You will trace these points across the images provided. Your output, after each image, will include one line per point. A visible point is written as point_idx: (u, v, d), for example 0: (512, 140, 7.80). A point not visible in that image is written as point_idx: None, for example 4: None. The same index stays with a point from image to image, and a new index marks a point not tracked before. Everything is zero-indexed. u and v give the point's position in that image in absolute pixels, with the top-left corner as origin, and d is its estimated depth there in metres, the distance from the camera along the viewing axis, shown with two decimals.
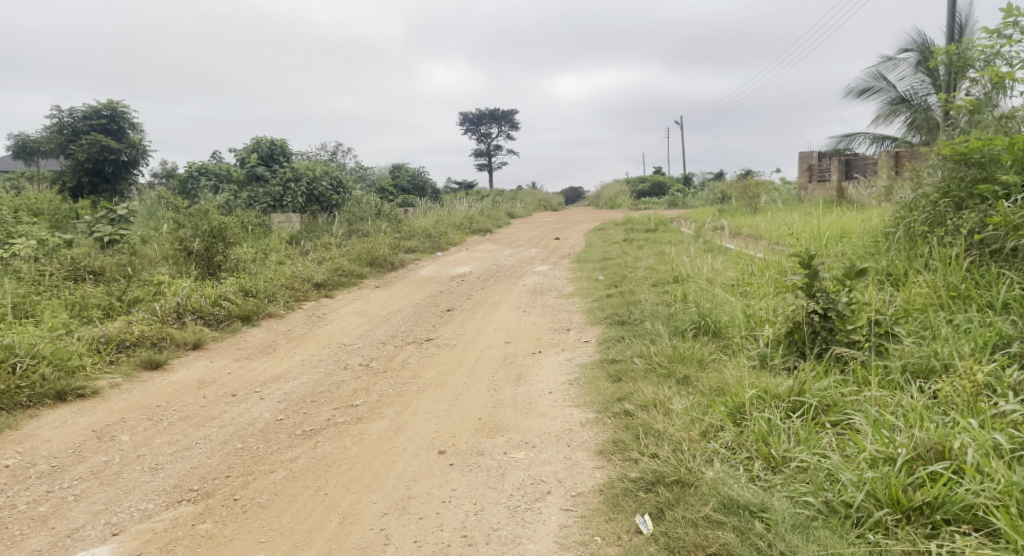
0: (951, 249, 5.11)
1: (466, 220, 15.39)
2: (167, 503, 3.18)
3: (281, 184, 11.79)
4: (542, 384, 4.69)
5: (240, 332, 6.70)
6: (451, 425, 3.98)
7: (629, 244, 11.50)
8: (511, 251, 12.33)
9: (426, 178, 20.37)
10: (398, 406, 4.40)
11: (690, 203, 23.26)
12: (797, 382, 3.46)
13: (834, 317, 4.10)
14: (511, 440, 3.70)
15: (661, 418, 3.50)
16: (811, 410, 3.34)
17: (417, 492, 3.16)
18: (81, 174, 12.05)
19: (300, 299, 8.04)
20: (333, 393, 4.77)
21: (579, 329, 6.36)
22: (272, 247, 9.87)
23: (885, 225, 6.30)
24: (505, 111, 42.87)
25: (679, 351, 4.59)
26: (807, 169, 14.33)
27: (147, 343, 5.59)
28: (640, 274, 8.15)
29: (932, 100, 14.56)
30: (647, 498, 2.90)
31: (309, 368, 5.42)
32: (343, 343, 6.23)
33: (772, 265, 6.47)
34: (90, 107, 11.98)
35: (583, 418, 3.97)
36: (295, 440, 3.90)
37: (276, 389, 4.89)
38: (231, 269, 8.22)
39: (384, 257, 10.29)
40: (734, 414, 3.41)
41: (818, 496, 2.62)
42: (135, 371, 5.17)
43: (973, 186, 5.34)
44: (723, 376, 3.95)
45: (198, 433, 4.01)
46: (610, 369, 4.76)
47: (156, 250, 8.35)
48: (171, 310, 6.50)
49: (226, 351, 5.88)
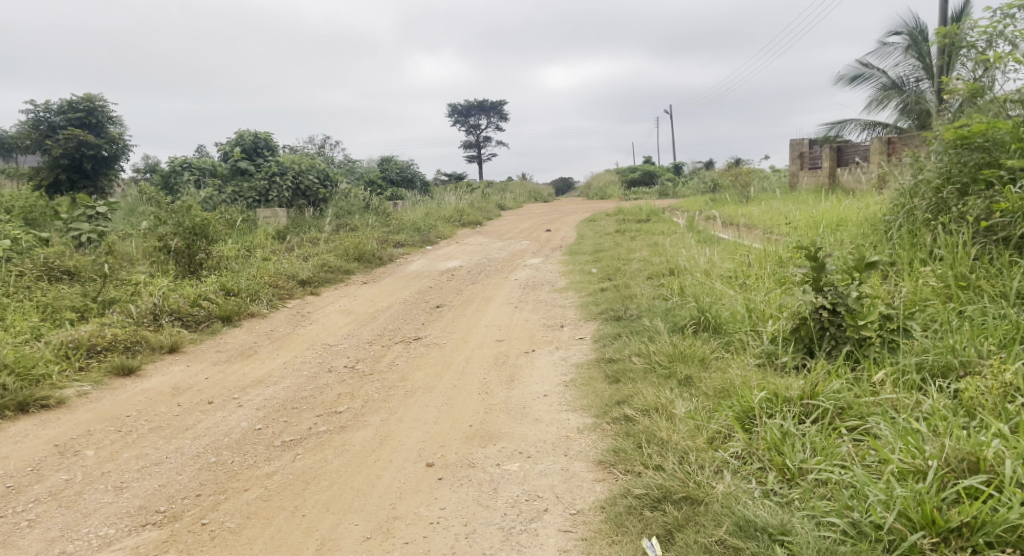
0: (958, 236, 4.90)
1: (455, 214, 15.09)
2: (130, 528, 2.93)
3: (266, 178, 11.51)
4: (536, 387, 4.45)
5: (221, 333, 6.42)
6: (440, 434, 3.73)
7: (621, 235, 11.29)
8: (502, 243, 12.07)
9: (415, 171, 19.97)
10: (384, 412, 4.15)
11: (682, 192, 23.09)
12: (809, 383, 3.24)
13: (843, 312, 3.87)
14: (504, 449, 3.47)
15: (665, 424, 3.27)
16: (826, 414, 3.12)
17: (403, 512, 2.92)
18: (58, 170, 11.67)
19: (284, 298, 7.76)
20: (315, 399, 4.52)
21: (574, 325, 6.13)
22: (257, 244, 9.59)
23: (884, 212, 6.08)
24: (494, 103, 42.47)
25: (679, 349, 4.37)
26: (798, 157, 14.25)
27: (120, 348, 5.30)
28: (634, 267, 7.93)
29: (926, 85, 14.37)
30: (653, 518, 2.67)
31: (291, 372, 5.17)
32: (327, 344, 5.97)
33: (769, 255, 6.25)
34: (66, 101, 11.62)
35: (580, 423, 3.74)
36: (273, 452, 3.64)
37: (256, 395, 4.63)
38: (213, 266, 7.93)
39: (372, 252, 10.02)
40: (742, 418, 3.20)
41: (843, 515, 2.40)
42: (106, 379, 4.89)
43: (977, 170, 5.14)
44: (728, 376, 3.73)
45: (169, 446, 3.75)
46: (607, 369, 4.53)
47: (134, 248, 8.03)
48: (148, 311, 6.20)
49: (205, 354, 5.60)
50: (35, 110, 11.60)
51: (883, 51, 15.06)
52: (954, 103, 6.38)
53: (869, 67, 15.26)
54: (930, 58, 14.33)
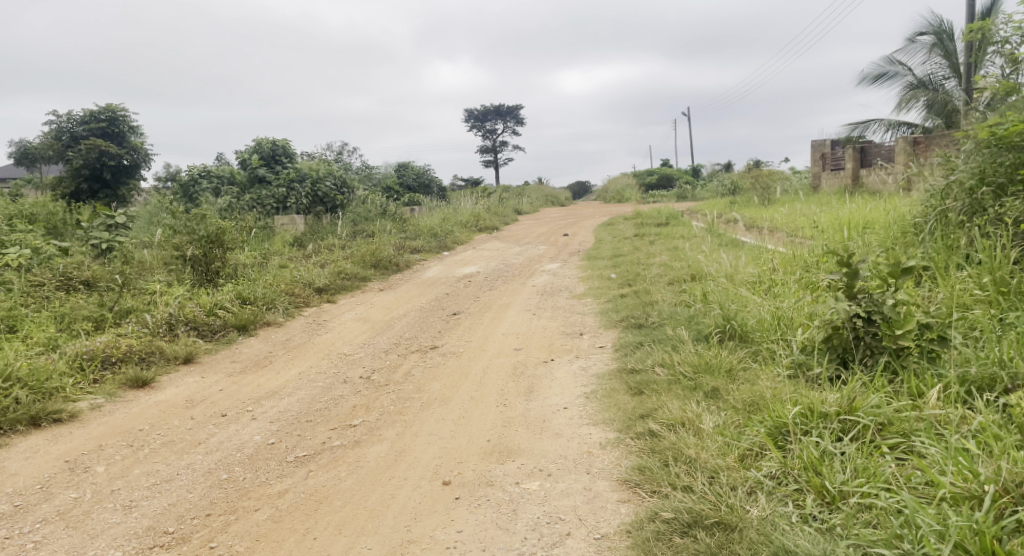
0: (996, 239, 4.71)
1: (472, 218, 15.00)
2: (138, 551, 2.85)
3: (285, 185, 11.48)
4: (556, 399, 4.32)
5: (237, 343, 6.35)
6: (457, 449, 3.61)
7: (640, 239, 11.13)
8: (519, 249, 11.95)
9: (432, 176, 19.93)
10: (400, 426, 4.03)
11: (701, 195, 22.87)
12: (846, 398, 3.10)
13: (879, 321, 3.70)
14: (523, 467, 3.34)
15: (693, 441, 3.13)
16: (865, 431, 2.98)
17: (418, 536, 2.81)
18: (79, 180, 11.75)
19: (301, 306, 7.68)
20: (330, 411, 4.41)
21: (594, 332, 5.98)
22: (274, 251, 9.55)
23: (913, 214, 5.89)
24: (510, 107, 42.42)
25: (705, 360, 4.22)
26: (820, 158, 13.98)
27: (135, 359, 5.24)
28: (654, 272, 7.78)
29: (953, 84, 14.11)
30: (684, 543, 2.54)
31: (306, 383, 5.06)
32: (343, 353, 5.88)
33: (794, 260, 6.06)
34: (88, 111, 11.76)
35: (603, 438, 3.60)
36: (285, 468, 3.54)
37: (270, 408, 4.54)
38: (230, 274, 7.88)
39: (389, 258, 9.94)
40: (775, 435, 3.07)
41: (892, 545, 2.25)
42: (120, 391, 4.82)
43: (1014, 170, 4.95)
44: (757, 389, 3.59)
45: (181, 462, 3.66)
46: (630, 380, 4.38)
47: (152, 257, 8.01)
48: (163, 321, 6.14)
49: (220, 365, 5.52)
50: (58, 121, 11.75)
51: (908, 49, 14.78)
52: (986, 101, 6.17)
53: (894, 66, 14.99)
54: (958, 57, 14.02)
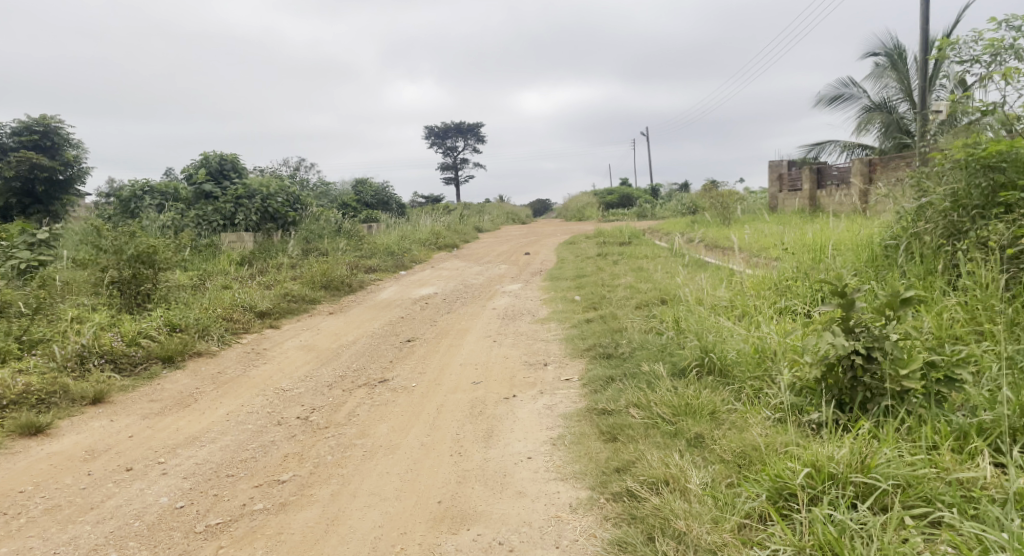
0: (980, 265, 4.35)
1: (431, 236, 14.43)
2: None
3: (232, 201, 10.73)
4: (518, 446, 3.78)
5: (160, 377, 5.64)
6: (402, 513, 3.09)
7: (604, 259, 10.72)
8: (479, 268, 11.40)
9: (390, 193, 19.26)
10: (337, 482, 3.45)
11: (663, 213, 22.79)
12: (858, 455, 2.67)
13: (880, 359, 3.28)
14: (479, 539, 2.86)
15: (682, 507, 2.73)
16: (884, 496, 2.58)
17: None
18: (8, 195, 10.80)
19: (239, 332, 6.99)
20: (257, 462, 3.80)
21: (559, 363, 5.47)
22: (217, 271, 8.85)
23: (882, 236, 5.55)
24: (469, 126, 42.12)
25: (685, 401, 3.72)
26: (777, 179, 13.71)
27: (32, 401, 4.53)
28: (620, 294, 7.33)
29: (906, 107, 14.22)
30: None
31: (233, 426, 4.41)
32: (281, 389, 5.22)
33: (767, 282, 5.66)
34: (20, 122, 10.83)
35: (574, 497, 3.10)
36: (191, 543, 3.00)
37: (186, 458, 3.90)
38: (161, 298, 7.11)
39: (341, 279, 9.31)
40: (777, 501, 2.67)
41: None
42: (8, 440, 4.12)
43: (990, 194, 4.63)
44: (747, 437, 3.16)
45: (62, 536, 3.08)
46: (601, 423, 3.85)
47: (75, 281, 7.22)
48: (74, 354, 5.41)
49: (135, 404, 4.83)
50: None
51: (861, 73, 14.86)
52: (950, 118, 5.87)
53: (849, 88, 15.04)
54: (911, 80, 14.09)
